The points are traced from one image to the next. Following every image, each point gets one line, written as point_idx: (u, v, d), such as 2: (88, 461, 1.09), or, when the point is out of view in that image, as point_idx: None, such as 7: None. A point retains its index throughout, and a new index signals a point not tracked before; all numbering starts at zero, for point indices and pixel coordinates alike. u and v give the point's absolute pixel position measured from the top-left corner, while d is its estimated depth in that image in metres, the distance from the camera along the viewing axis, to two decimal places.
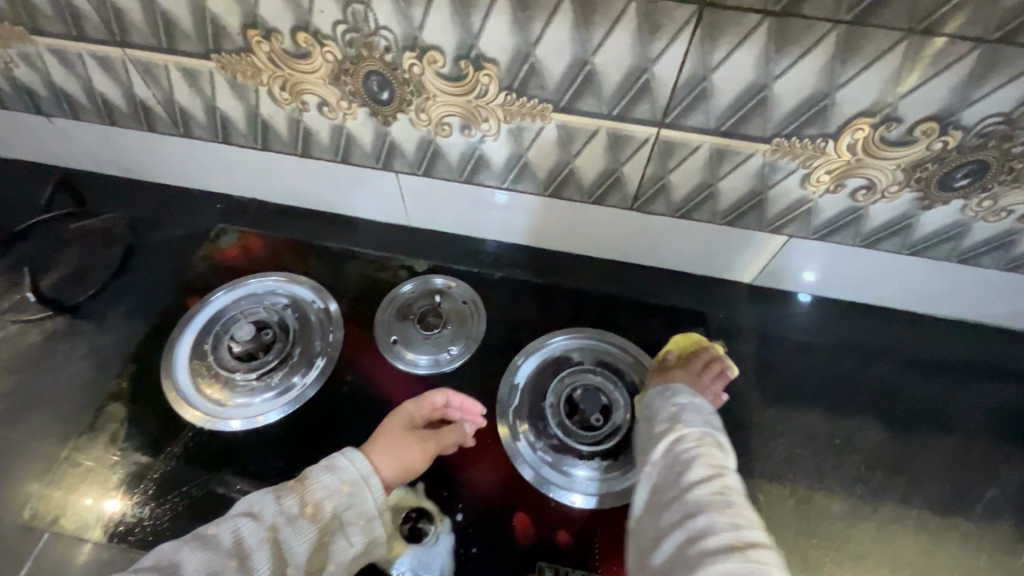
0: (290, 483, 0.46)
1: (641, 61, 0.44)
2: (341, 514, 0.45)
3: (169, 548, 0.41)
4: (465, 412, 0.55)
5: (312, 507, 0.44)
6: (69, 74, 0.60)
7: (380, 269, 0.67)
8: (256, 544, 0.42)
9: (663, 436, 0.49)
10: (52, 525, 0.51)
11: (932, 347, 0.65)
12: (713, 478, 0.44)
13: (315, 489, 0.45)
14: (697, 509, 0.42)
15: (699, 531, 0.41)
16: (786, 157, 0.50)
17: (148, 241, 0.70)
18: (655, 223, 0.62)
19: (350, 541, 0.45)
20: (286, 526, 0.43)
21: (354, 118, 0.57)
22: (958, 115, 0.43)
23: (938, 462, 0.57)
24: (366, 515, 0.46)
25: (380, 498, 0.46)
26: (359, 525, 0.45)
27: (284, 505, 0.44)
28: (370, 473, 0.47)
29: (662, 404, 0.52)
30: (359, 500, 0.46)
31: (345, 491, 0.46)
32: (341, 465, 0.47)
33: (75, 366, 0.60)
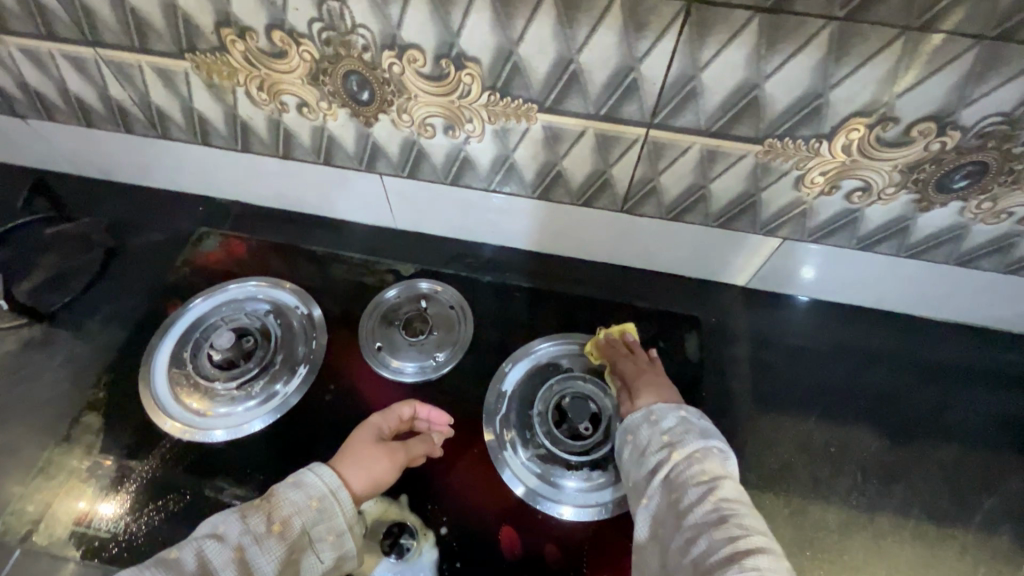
0: (256, 501, 0.45)
1: (628, 60, 0.43)
2: (310, 530, 0.44)
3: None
4: (432, 423, 0.55)
5: (279, 525, 0.43)
6: (42, 75, 0.58)
7: (366, 273, 0.66)
8: (223, 565, 0.41)
9: (656, 461, 0.47)
10: (24, 541, 0.50)
11: (929, 351, 0.63)
12: (706, 495, 0.43)
13: (282, 506, 0.44)
14: (696, 530, 0.41)
15: (701, 551, 0.40)
16: (779, 158, 0.48)
17: (128, 246, 0.68)
18: (646, 225, 0.60)
19: (320, 558, 0.44)
20: (252, 546, 0.42)
21: (334, 119, 0.55)
22: (956, 114, 0.41)
23: (935, 470, 0.55)
24: (336, 531, 0.45)
25: (349, 511, 0.46)
26: (329, 541, 0.44)
27: (250, 524, 0.43)
28: (337, 486, 0.46)
29: (644, 421, 0.50)
30: (328, 515, 0.45)
31: (313, 507, 0.45)
32: (307, 480, 0.46)
33: (52, 374, 0.59)
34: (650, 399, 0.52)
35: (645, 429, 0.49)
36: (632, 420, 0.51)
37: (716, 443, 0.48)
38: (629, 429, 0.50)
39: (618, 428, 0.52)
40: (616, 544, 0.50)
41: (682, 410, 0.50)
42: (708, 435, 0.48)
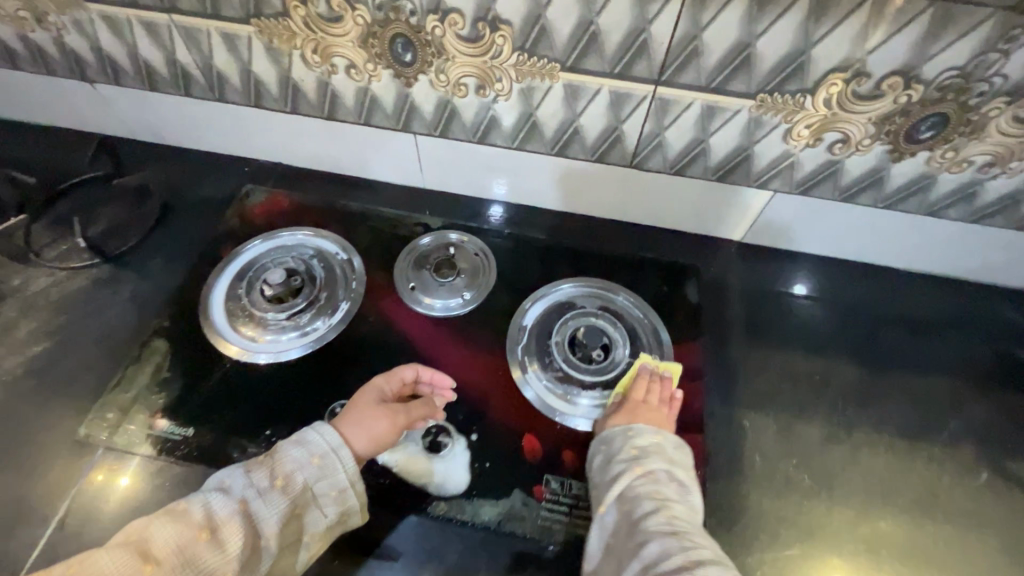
0: (260, 458, 0.48)
1: (640, 21, 0.50)
2: (313, 485, 0.47)
3: (140, 524, 0.43)
4: (434, 386, 0.59)
5: (282, 480, 0.47)
6: (116, 40, 0.65)
7: (399, 226, 0.73)
8: (226, 517, 0.44)
9: (618, 470, 0.51)
10: (105, 442, 0.56)
11: (905, 299, 0.70)
12: (659, 509, 0.47)
13: (284, 463, 0.48)
14: (647, 538, 0.45)
15: (652, 559, 0.43)
16: (770, 112, 0.55)
17: (182, 200, 0.75)
18: (651, 179, 0.67)
19: (322, 511, 0.47)
20: (257, 498, 0.45)
21: (378, 80, 0.62)
22: (919, 69, 0.49)
23: (908, 397, 0.62)
24: (338, 486, 0.48)
25: (350, 468, 0.49)
26: (332, 495, 0.48)
27: (254, 479, 0.46)
28: (338, 445, 0.49)
29: (619, 436, 0.54)
30: (329, 471, 0.48)
31: (314, 463, 0.48)
32: (311, 439, 0.50)
33: (120, 307, 0.65)
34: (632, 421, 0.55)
35: (617, 444, 0.53)
36: (609, 437, 0.54)
37: (677, 470, 0.51)
38: (605, 442, 0.54)
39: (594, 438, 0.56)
40: None
41: (660, 437, 0.53)
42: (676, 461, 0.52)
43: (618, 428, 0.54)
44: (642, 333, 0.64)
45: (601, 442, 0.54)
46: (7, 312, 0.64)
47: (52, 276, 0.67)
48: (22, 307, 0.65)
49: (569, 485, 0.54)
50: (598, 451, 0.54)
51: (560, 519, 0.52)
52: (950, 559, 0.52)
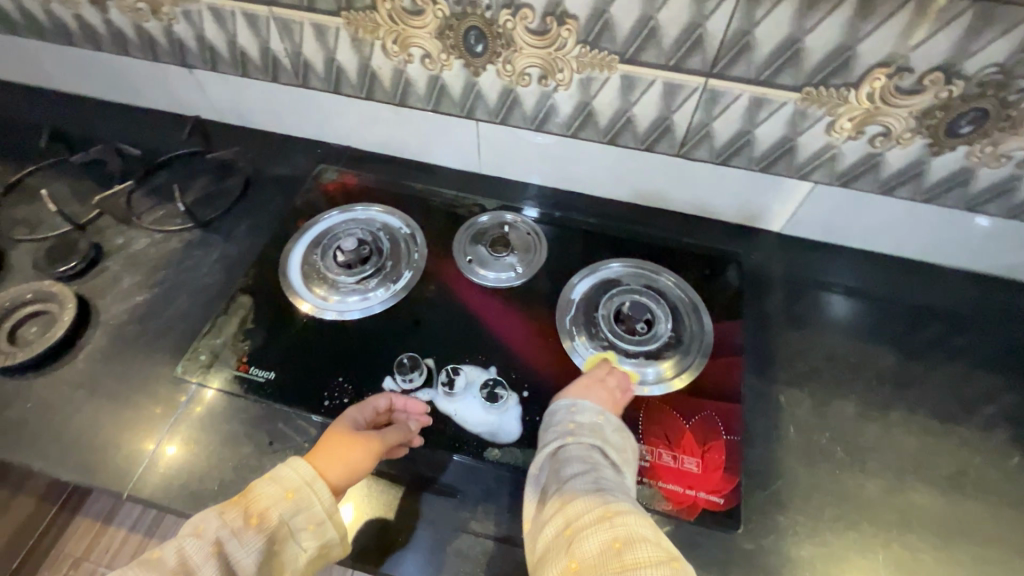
0: (233, 497, 0.47)
1: (696, 17, 0.55)
2: (290, 520, 0.47)
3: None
4: (409, 412, 0.59)
5: (257, 518, 0.46)
6: (218, 30, 0.73)
7: (457, 205, 0.79)
8: (201, 561, 0.43)
9: (552, 440, 0.53)
10: (199, 379, 0.62)
11: (944, 293, 0.72)
12: (585, 471, 0.49)
13: (259, 500, 0.47)
14: (570, 497, 0.47)
15: (572, 515, 0.46)
16: (815, 105, 0.59)
17: (262, 176, 0.83)
18: (697, 168, 0.72)
19: (301, 545, 0.47)
20: (232, 539, 0.45)
21: (449, 69, 0.69)
22: (960, 65, 0.52)
23: (943, 382, 0.65)
24: (317, 519, 0.48)
25: (327, 501, 0.49)
26: (309, 529, 0.48)
27: (228, 518, 0.46)
28: (313, 478, 0.49)
29: (562, 409, 0.56)
30: (306, 505, 0.48)
31: (289, 498, 0.48)
32: (283, 473, 0.49)
33: (209, 266, 0.73)
34: (581, 395, 0.57)
35: (560, 416, 0.55)
36: (555, 407, 0.57)
37: (612, 447, 0.53)
38: (552, 413, 0.57)
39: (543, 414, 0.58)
40: (666, 416, 0.60)
41: (602, 416, 0.55)
42: (612, 440, 0.53)
43: (566, 399, 0.57)
44: (684, 312, 0.68)
45: (549, 413, 0.57)
46: (112, 267, 0.72)
47: (150, 238, 0.75)
48: (125, 262, 0.73)
49: None
50: (546, 421, 0.57)
51: None
52: (981, 532, 0.54)
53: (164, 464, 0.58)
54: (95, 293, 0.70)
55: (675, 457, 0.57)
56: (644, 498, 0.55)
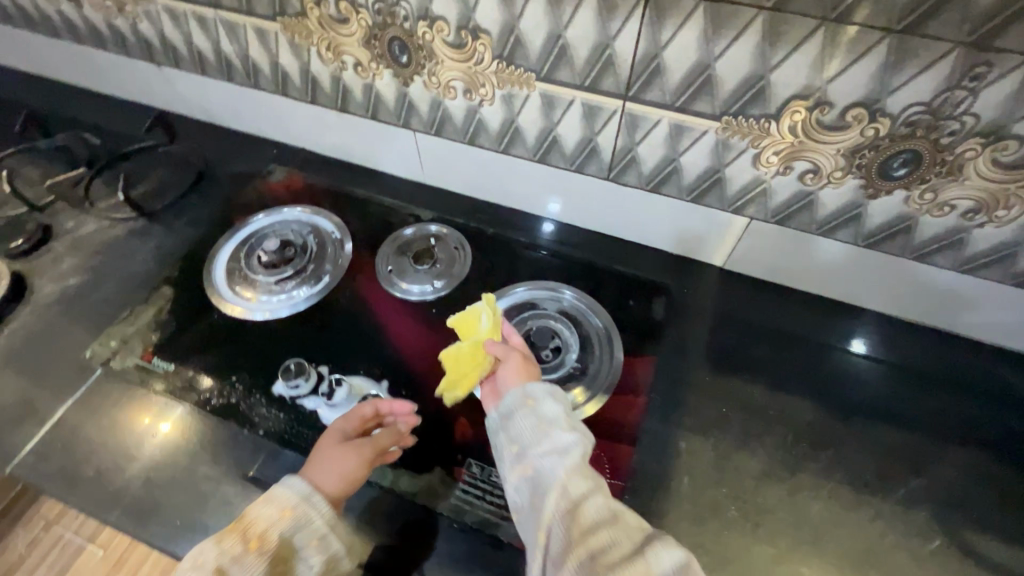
0: (228, 526, 0.46)
1: (603, 37, 0.52)
2: (291, 538, 0.47)
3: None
4: (397, 414, 0.57)
5: (257, 540, 0.45)
6: (175, 29, 0.76)
7: (392, 214, 0.79)
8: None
9: (559, 441, 0.46)
10: (104, 364, 0.64)
11: (891, 346, 0.66)
12: (599, 491, 0.43)
13: (257, 522, 0.46)
14: (593, 523, 0.41)
15: (598, 543, 0.40)
16: (736, 135, 0.56)
17: (214, 172, 0.85)
18: (628, 194, 0.68)
19: (306, 562, 0.47)
20: (234, 565, 0.44)
21: (381, 78, 0.68)
22: (883, 102, 0.47)
23: (868, 447, 0.59)
24: (318, 533, 0.48)
25: (326, 514, 0.48)
26: (311, 544, 0.47)
27: (226, 546, 0.45)
28: (311, 494, 0.49)
29: (545, 398, 0.49)
30: (306, 521, 0.47)
31: (287, 515, 0.47)
32: (279, 494, 0.48)
33: (144, 256, 0.75)
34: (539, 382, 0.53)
35: (552, 408, 0.48)
36: (532, 388, 0.50)
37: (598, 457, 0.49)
38: (527, 395, 0.49)
39: (517, 391, 0.50)
40: None
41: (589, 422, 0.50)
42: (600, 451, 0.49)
43: (544, 386, 0.51)
44: (596, 341, 0.65)
45: (520, 394, 0.50)
46: (57, 248, 0.76)
47: (98, 224, 0.78)
48: (70, 245, 0.76)
49: (487, 469, 0.56)
50: (519, 405, 0.49)
51: (471, 502, 0.54)
52: None
53: (54, 444, 0.59)
54: (35, 272, 0.73)
55: None
56: (505, 536, 0.52)
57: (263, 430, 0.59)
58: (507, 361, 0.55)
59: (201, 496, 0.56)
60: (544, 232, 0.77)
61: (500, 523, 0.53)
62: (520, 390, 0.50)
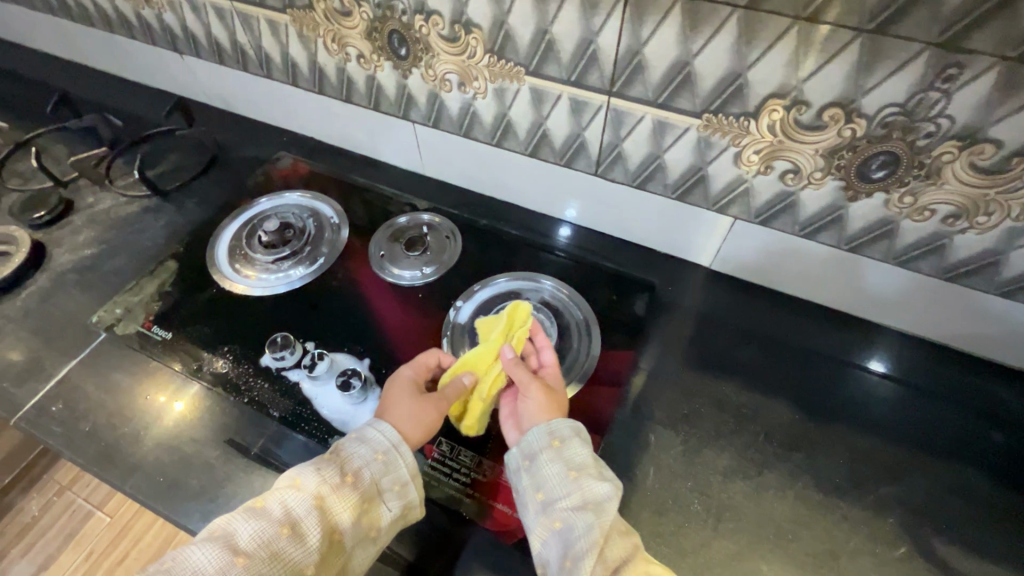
0: (327, 455, 0.49)
1: (587, 33, 0.54)
2: (379, 481, 0.48)
3: (221, 521, 0.45)
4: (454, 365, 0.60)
5: (352, 476, 0.48)
6: (195, 20, 0.80)
7: (390, 203, 0.81)
8: (305, 512, 0.45)
9: (590, 494, 0.47)
10: (108, 330, 0.68)
11: (897, 361, 0.65)
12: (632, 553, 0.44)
13: (352, 459, 0.49)
14: None
15: None
16: (717, 133, 0.56)
17: (227, 157, 0.89)
18: (616, 190, 0.70)
19: (387, 506, 0.48)
20: (332, 494, 0.46)
21: (382, 70, 0.71)
22: (858, 102, 0.48)
23: (841, 451, 0.58)
24: (401, 481, 0.49)
25: (410, 463, 0.50)
26: (394, 491, 0.49)
27: (325, 474, 0.47)
28: (398, 441, 0.50)
29: (570, 438, 0.51)
30: (393, 467, 0.49)
31: (379, 458, 0.49)
32: (371, 437, 0.50)
33: (154, 232, 0.79)
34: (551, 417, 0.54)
35: (577, 451, 0.50)
36: (557, 426, 0.52)
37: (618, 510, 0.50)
38: (553, 434, 0.51)
39: (542, 429, 0.52)
40: None
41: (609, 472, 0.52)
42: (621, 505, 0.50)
43: (568, 425, 0.53)
44: (575, 332, 0.66)
45: (546, 431, 0.52)
46: (76, 221, 0.80)
47: (115, 200, 0.83)
48: (87, 219, 0.81)
49: (457, 448, 0.57)
50: (545, 447, 0.51)
51: (438, 479, 0.56)
52: None
53: (57, 400, 0.63)
54: (54, 242, 0.78)
55: None
56: (468, 513, 0.54)
57: (248, 399, 0.62)
58: (530, 394, 0.55)
59: (184, 457, 0.59)
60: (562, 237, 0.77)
61: (465, 500, 0.54)
62: (547, 428, 0.52)
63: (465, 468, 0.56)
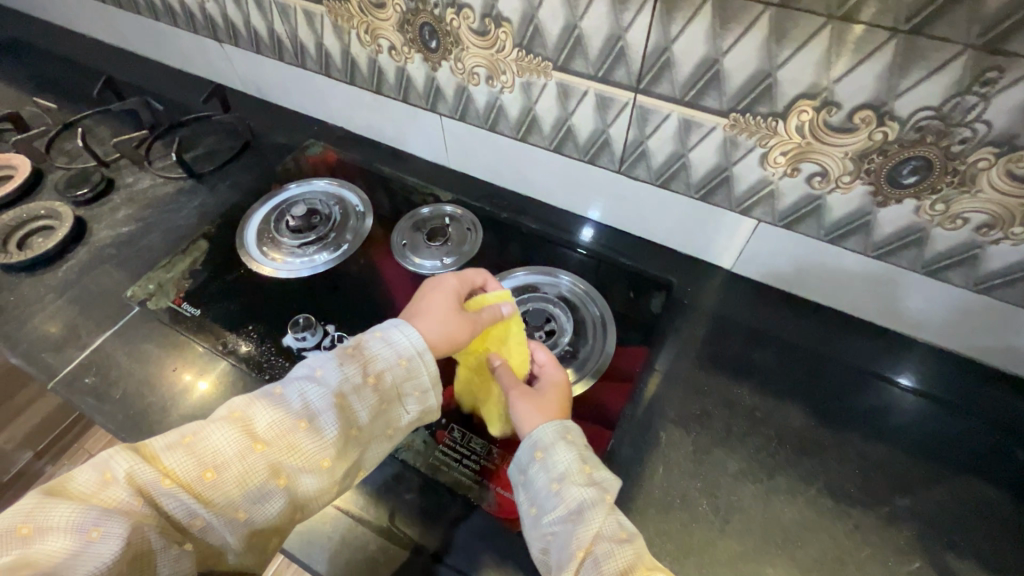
0: (350, 351, 0.49)
1: (616, 29, 0.54)
2: (400, 385, 0.50)
3: (241, 402, 0.45)
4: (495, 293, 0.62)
5: (374, 378, 0.49)
6: (236, 10, 0.83)
7: (414, 194, 0.83)
8: (324, 407, 0.46)
9: (573, 504, 0.46)
10: (141, 304, 0.71)
11: (925, 374, 0.63)
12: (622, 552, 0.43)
13: (376, 362, 0.49)
14: None
15: None
16: (744, 133, 0.56)
17: (260, 143, 0.92)
18: (638, 188, 0.69)
19: (405, 409, 0.50)
20: (353, 394, 0.47)
21: (412, 62, 0.73)
22: (890, 105, 0.47)
23: (857, 460, 0.57)
24: (422, 388, 0.51)
25: (433, 371, 0.51)
26: (414, 396, 0.50)
27: (349, 374, 0.48)
28: (424, 348, 0.51)
29: (554, 445, 0.50)
30: (416, 373, 0.50)
31: (402, 364, 0.50)
32: (397, 340, 0.51)
33: (188, 213, 0.82)
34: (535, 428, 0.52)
35: (562, 457, 0.49)
36: (540, 435, 0.50)
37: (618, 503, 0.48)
38: (536, 444, 0.50)
39: (526, 443, 0.51)
40: None
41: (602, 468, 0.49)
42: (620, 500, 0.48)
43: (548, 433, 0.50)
44: (591, 327, 0.67)
45: (529, 443, 0.50)
46: (116, 200, 0.84)
47: (153, 181, 0.86)
48: (127, 198, 0.84)
49: (469, 435, 0.58)
50: (530, 459, 0.50)
51: (449, 464, 0.56)
52: None
53: (89, 366, 0.66)
54: (95, 218, 0.82)
55: None
56: (476, 498, 0.54)
57: (269, 375, 0.64)
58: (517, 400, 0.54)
59: None
60: (586, 237, 0.77)
61: (474, 485, 0.55)
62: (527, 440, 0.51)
63: (476, 454, 0.57)
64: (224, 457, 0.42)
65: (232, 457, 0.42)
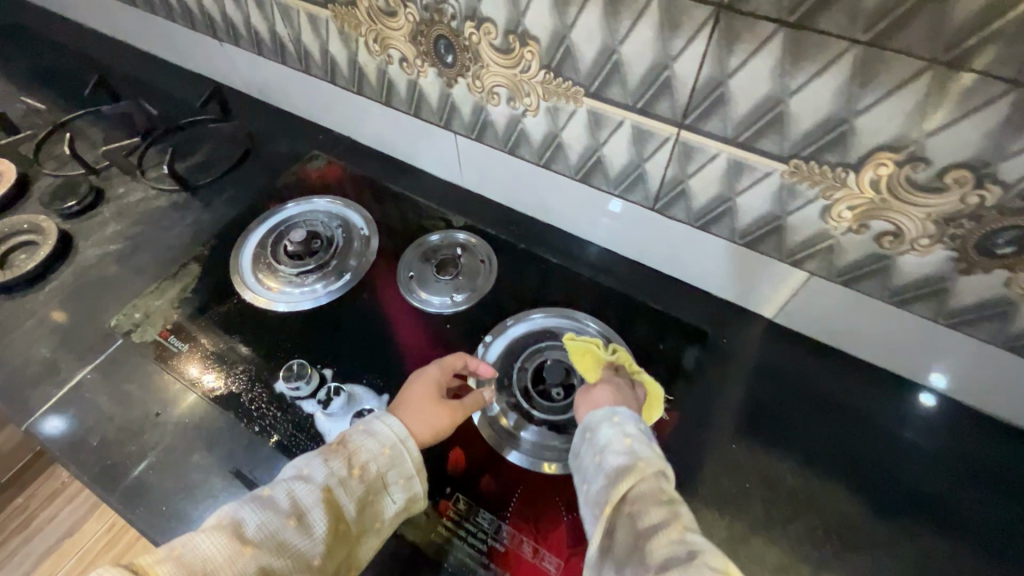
0: (333, 444, 0.45)
1: (663, 57, 0.46)
2: (385, 475, 0.45)
3: (229, 507, 0.41)
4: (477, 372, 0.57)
5: (358, 470, 0.44)
6: (235, 7, 0.75)
7: (423, 217, 0.76)
8: (312, 504, 0.42)
9: (610, 472, 0.43)
10: (126, 335, 0.66)
11: (992, 453, 0.56)
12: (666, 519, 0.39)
13: (359, 452, 0.44)
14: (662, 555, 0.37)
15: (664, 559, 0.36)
16: (806, 182, 0.48)
17: (259, 152, 0.85)
18: (672, 228, 0.62)
19: (391, 498, 0.45)
20: (339, 487, 0.43)
21: (425, 76, 0.65)
22: (994, 166, 0.39)
23: (913, 557, 0.50)
24: (407, 475, 0.45)
25: (417, 457, 0.46)
26: (400, 484, 0.45)
27: (333, 466, 0.43)
28: (407, 436, 0.46)
29: (601, 424, 0.47)
30: (399, 461, 0.45)
31: (385, 453, 0.45)
32: (379, 429, 0.46)
33: (180, 230, 0.76)
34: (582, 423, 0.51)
35: (605, 433, 0.46)
36: (591, 418, 0.48)
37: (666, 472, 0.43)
38: (586, 426, 0.48)
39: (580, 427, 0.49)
40: (546, 501, 0.53)
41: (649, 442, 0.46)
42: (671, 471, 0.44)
43: (596, 416, 0.48)
44: None
45: (580, 428, 0.49)
46: (105, 213, 0.78)
47: (145, 193, 0.80)
48: (116, 211, 0.78)
49: (476, 508, 0.52)
50: (580, 440, 0.48)
51: (452, 542, 0.51)
52: None
53: (68, 405, 0.61)
54: (81, 234, 0.76)
55: (535, 549, 0.50)
56: None
57: (258, 426, 0.58)
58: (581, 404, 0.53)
59: (187, 484, 0.55)
60: (610, 273, 0.70)
61: (479, 570, 0.49)
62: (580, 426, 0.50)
63: (482, 531, 0.51)
64: (213, 565, 0.37)
65: (222, 564, 0.38)
